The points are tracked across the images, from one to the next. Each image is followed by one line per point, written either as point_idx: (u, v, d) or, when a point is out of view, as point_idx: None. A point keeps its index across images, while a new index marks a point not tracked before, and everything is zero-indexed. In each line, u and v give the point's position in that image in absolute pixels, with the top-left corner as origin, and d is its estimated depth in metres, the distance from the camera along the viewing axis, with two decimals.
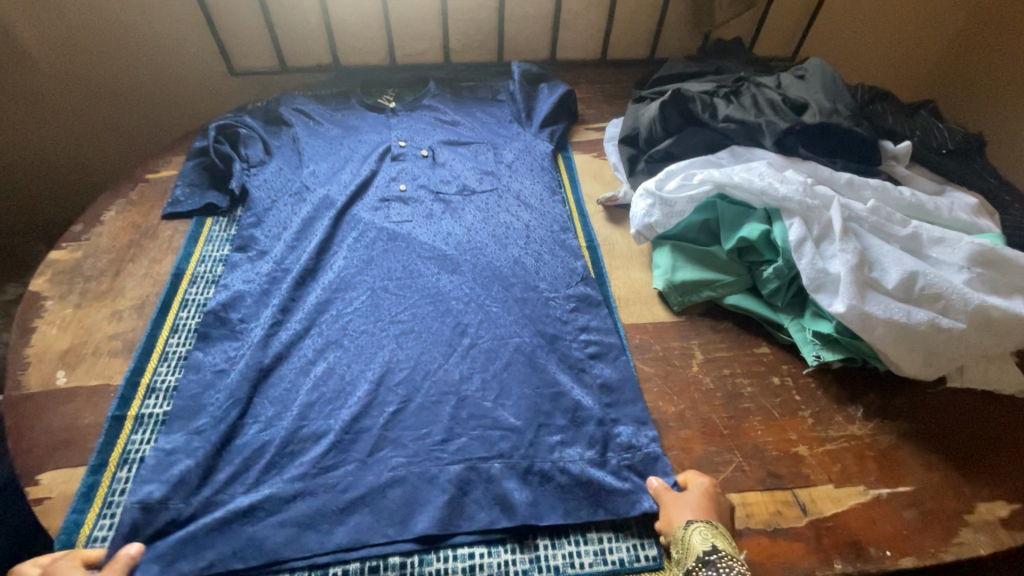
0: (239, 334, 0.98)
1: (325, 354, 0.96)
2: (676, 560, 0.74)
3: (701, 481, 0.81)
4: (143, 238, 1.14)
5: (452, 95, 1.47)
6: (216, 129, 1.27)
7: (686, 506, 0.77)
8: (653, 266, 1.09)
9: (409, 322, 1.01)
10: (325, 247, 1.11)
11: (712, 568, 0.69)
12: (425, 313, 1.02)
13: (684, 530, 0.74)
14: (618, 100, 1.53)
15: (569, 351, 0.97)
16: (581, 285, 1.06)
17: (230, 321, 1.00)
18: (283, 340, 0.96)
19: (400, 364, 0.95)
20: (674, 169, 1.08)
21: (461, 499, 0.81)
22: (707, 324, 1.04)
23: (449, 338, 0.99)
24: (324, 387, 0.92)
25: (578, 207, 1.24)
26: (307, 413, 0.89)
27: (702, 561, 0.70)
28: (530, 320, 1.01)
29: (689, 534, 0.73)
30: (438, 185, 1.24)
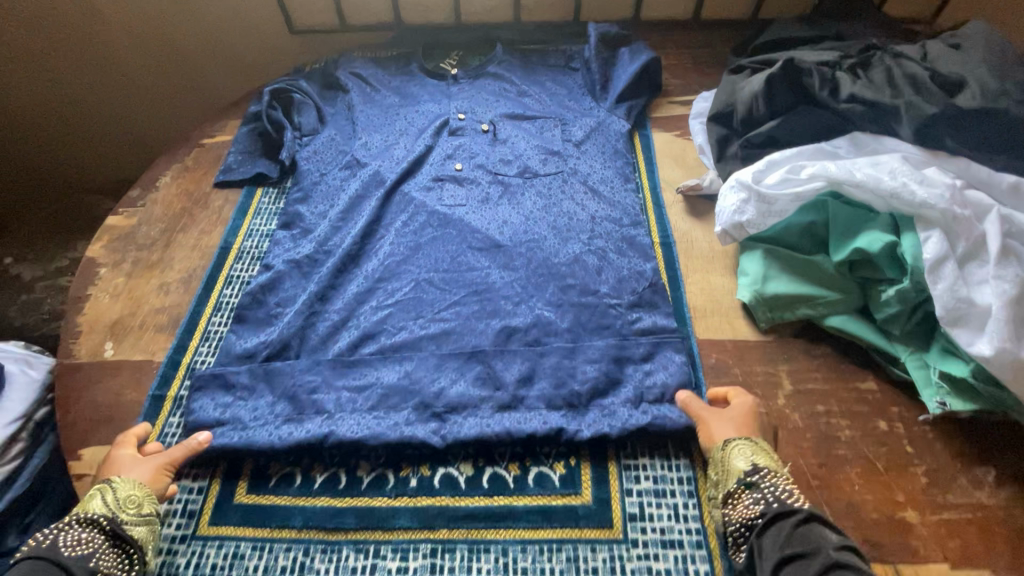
0: (275, 320, 0.93)
1: (361, 348, 0.89)
2: (715, 480, 0.73)
3: (741, 410, 0.76)
4: (194, 207, 1.11)
5: (520, 60, 1.34)
6: (270, 93, 1.21)
7: (732, 422, 0.75)
8: (739, 271, 0.94)
9: (452, 321, 0.92)
10: (370, 230, 1.03)
11: (757, 491, 0.68)
12: (471, 312, 0.93)
13: (721, 451, 0.73)
14: (710, 69, 1.32)
15: (631, 366, 0.84)
16: (648, 291, 0.93)
17: (269, 305, 0.95)
18: (320, 328, 0.91)
19: (440, 365, 0.85)
20: (778, 159, 0.90)
21: (492, 531, 0.73)
22: (800, 348, 0.88)
23: (496, 337, 0.89)
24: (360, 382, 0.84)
25: (654, 196, 1.09)
26: (338, 408, 0.81)
27: (744, 484, 0.69)
28: (588, 326, 0.90)
29: (725, 453, 0.72)
30: (497, 165, 1.14)
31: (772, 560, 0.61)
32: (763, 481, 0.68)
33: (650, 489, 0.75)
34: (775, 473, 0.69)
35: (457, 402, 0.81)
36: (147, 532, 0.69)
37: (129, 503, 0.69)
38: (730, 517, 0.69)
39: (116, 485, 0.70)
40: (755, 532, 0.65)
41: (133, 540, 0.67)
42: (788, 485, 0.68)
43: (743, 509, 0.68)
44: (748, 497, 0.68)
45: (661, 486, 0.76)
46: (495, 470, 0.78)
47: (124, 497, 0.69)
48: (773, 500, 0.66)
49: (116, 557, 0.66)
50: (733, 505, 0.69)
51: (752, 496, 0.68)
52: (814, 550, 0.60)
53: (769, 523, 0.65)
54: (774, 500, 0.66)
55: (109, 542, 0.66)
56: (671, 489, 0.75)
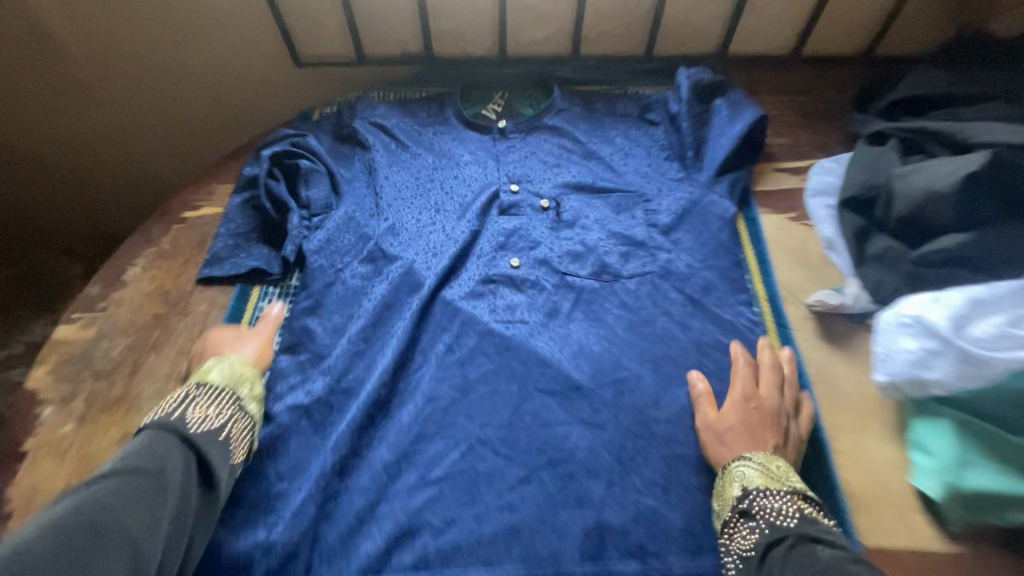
0: (277, 502, 0.69)
1: (399, 553, 0.66)
2: (716, 512, 0.65)
3: (740, 417, 0.69)
4: (172, 314, 0.86)
5: (584, 109, 1.07)
6: (270, 157, 0.95)
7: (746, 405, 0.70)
8: (912, 445, 0.68)
9: (520, 510, 0.68)
10: (401, 360, 0.78)
11: (749, 518, 0.60)
12: (545, 497, 0.68)
13: (720, 479, 0.66)
14: (821, 124, 1.06)
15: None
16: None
17: (270, 477, 0.70)
18: (340, 519, 0.67)
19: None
20: (982, 300, 0.66)
21: None
22: (1011, 569, 0.62)
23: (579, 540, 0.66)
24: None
25: (775, 313, 0.83)
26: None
27: (738, 511, 0.62)
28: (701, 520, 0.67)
29: (722, 480, 0.66)
30: (565, 262, 0.87)
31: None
32: (754, 505, 0.61)
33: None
34: (772, 490, 0.61)
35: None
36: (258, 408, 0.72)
37: (245, 380, 0.73)
38: (727, 549, 0.61)
39: (228, 365, 0.73)
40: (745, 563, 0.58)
41: (251, 416, 0.70)
42: (784, 504, 0.60)
43: (740, 539, 0.60)
44: (743, 526, 0.61)
45: None
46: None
47: (241, 373, 0.73)
48: (767, 527, 0.58)
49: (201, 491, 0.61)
50: (728, 536, 0.62)
51: (747, 525, 0.60)
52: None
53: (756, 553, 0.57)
54: (768, 527, 0.58)
55: (232, 404, 0.69)
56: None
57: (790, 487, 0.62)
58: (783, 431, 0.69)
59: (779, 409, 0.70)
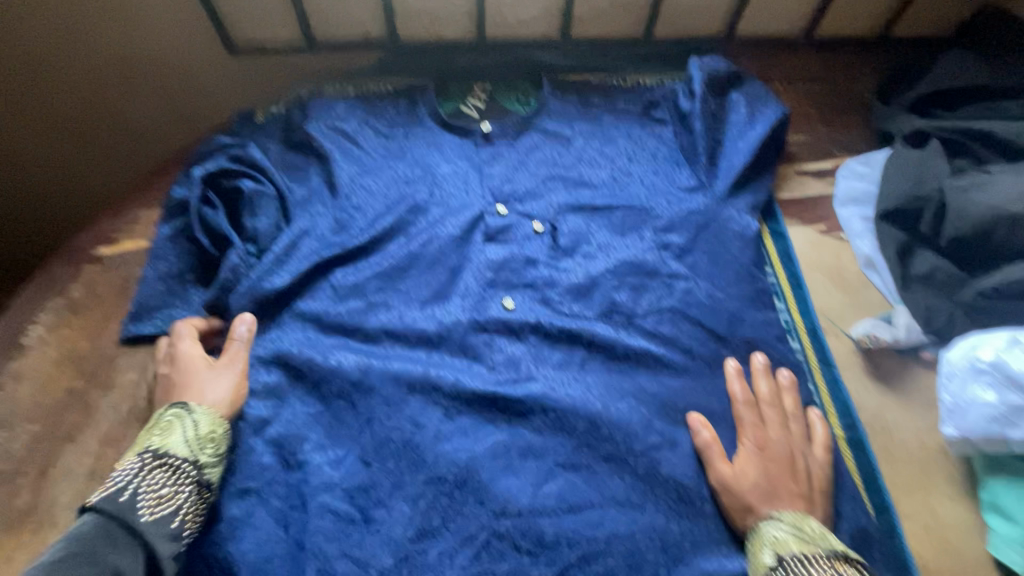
0: None
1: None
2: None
3: (758, 468, 0.62)
4: (90, 389, 0.68)
5: (580, 106, 0.92)
6: (202, 176, 0.76)
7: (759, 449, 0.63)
8: (989, 504, 0.61)
9: None
10: (390, 435, 0.64)
11: None
12: None
13: (749, 547, 0.59)
14: (843, 117, 0.95)
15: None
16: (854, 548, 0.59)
17: None
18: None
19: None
20: None
21: None
22: None
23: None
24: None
25: (818, 349, 0.73)
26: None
27: None
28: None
29: (753, 545, 0.58)
30: (567, 301, 0.75)
31: None
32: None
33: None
34: (811, 559, 0.54)
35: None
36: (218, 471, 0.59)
37: (207, 443, 0.59)
38: None
39: (197, 416, 0.60)
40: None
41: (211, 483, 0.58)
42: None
43: None
44: None
45: None
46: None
47: (204, 435, 0.59)
48: None
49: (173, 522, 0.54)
50: None
51: None
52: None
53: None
54: None
55: (190, 483, 0.56)
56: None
57: (830, 555, 0.54)
58: (804, 476, 0.62)
59: (794, 450, 0.64)
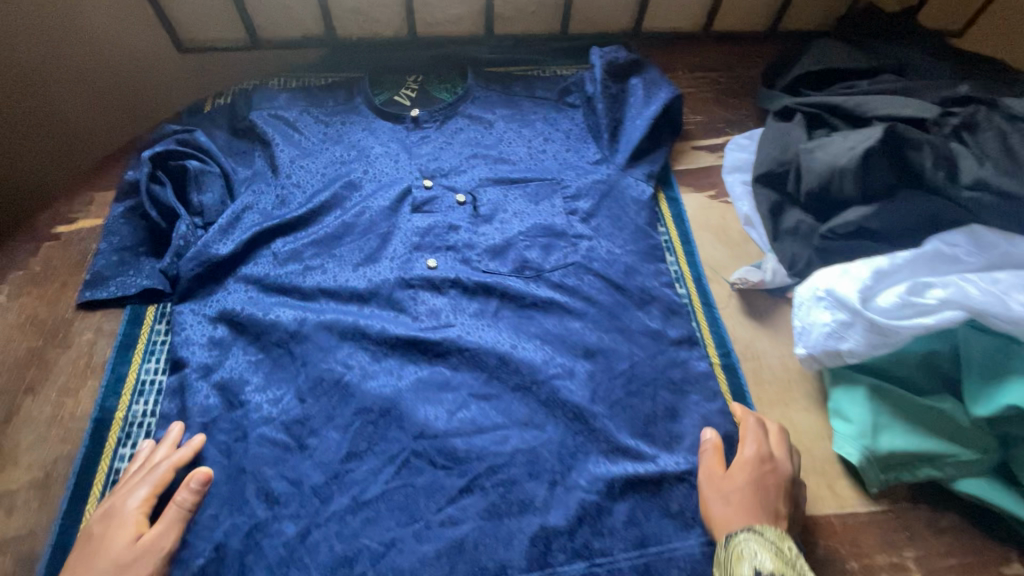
0: (191, 547, 0.62)
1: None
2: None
3: (750, 479, 0.64)
4: (48, 348, 0.75)
5: (502, 94, 1.03)
6: (153, 159, 0.85)
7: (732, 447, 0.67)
8: (833, 411, 0.72)
9: (463, 522, 0.65)
10: (323, 376, 0.72)
11: None
12: (485, 506, 0.66)
13: (725, 550, 0.60)
14: (734, 100, 1.08)
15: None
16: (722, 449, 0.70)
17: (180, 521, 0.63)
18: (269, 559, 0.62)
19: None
20: (888, 270, 0.68)
21: None
22: (922, 519, 0.67)
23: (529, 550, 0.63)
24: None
25: (701, 293, 0.84)
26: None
27: None
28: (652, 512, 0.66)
29: (728, 552, 0.60)
30: (484, 260, 0.85)
31: None
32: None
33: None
34: None
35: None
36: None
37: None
38: None
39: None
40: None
41: None
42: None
43: None
44: None
45: None
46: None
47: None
48: None
49: None
50: None
51: None
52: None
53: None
54: None
55: None
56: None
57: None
58: (794, 501, 0.65)
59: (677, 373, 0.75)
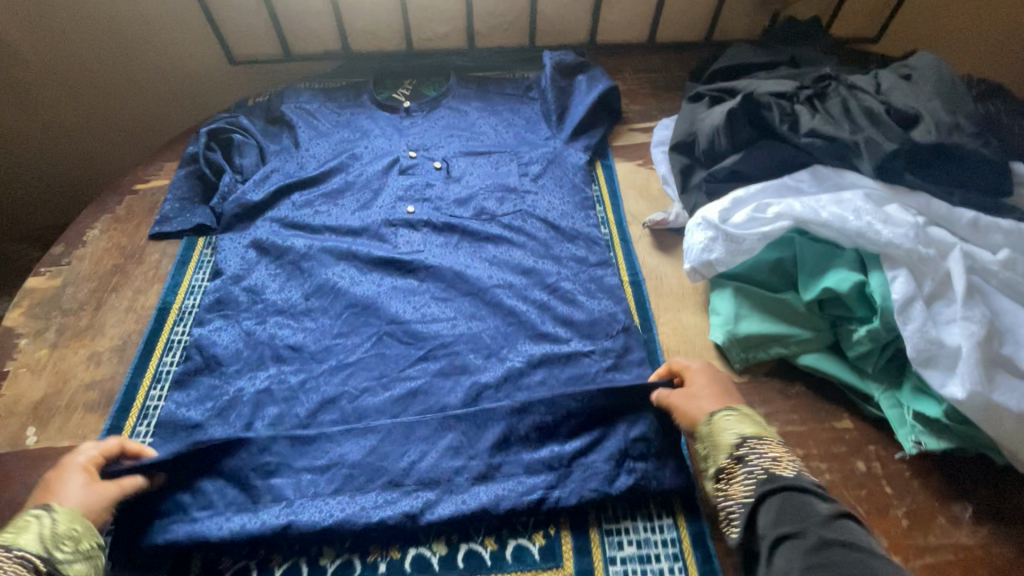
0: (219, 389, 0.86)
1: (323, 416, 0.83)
2: (705, 456, 0.69)
3: (705, 379, 0.76)
4: (127, 263, 1.02)
5: (477, 89, 1.29)
6: (208, 134, 1.14)
7: (701, 397, 0.74)
8: (710, 310, 0.92)
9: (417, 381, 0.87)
10: (323, 282, 0.97)
11: (747, 462, 0.64)
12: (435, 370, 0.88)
13: (706, 427, 0.70)
14: (668, 94, 1.32)
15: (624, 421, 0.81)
16: (623, 336, 0.90)
17: (212, 373, 0.87)
18: (277, 395, 0.85)
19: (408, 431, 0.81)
20: (743, 197, 0.89)
21: None
22: (775, 389, 0.86)
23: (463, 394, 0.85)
24: (326, 455, 0.79)
25: (620, 232, 1.06)
26: (311, 488, 0.77)
27: (737, 456, 0.65)
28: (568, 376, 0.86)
29: (710, 429, 0.69)
30: (451, 207, 1.09)
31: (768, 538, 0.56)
32: (750, 453, 0.64)
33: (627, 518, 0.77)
34: (760, 440, 0.65)
35: (426, 478, 0.77)
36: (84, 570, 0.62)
37: (64, 540, 0.62)
38: (727, 492, 0.64)
39: (58, 516, 0.64)
40: (743, 502, 0.62)
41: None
42: (779, 455, 0.64)
43: (738, 483, 0.63)
44: (741, 470, 0.64)
45: (646, 551, 0.74)
46: (470, 546, 0.74)
47: (62, 534, 0.63)
48: (762, 470, 0.62)
49: None
50: (728, 482, 0.65)
51: (744, 470, 0.63)
52: (802, 530, 0.54)
53: (756, 497, 0.60)
54: (763, 470, 0.62)
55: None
56: (647, 514, 0.77)
57: (776, 438, 0.67)
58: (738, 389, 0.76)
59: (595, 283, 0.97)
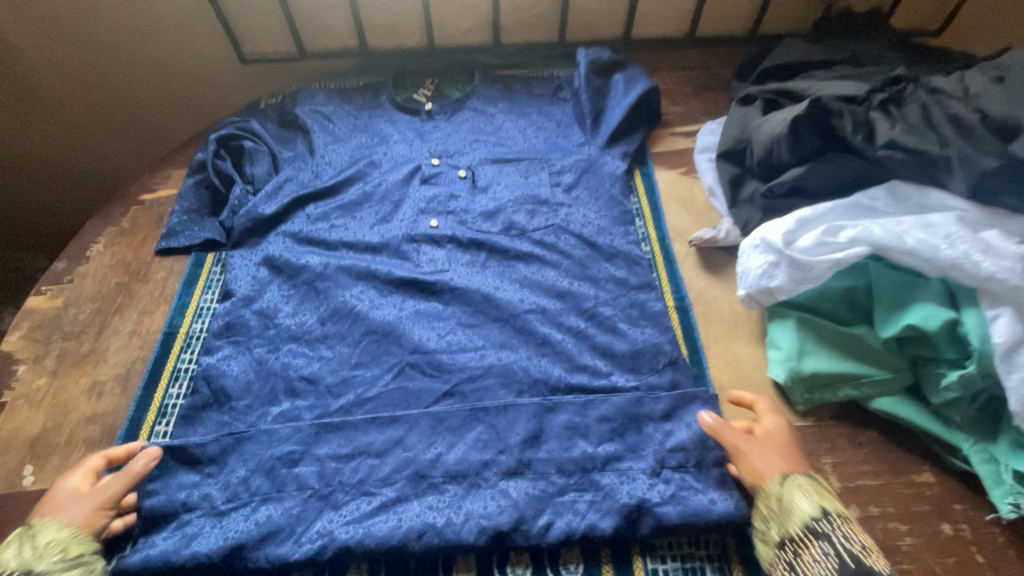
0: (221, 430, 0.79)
1: (338, 464, 0.75)
2: (768, 519, 0.65)
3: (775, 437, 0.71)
4: (132, 282, 0.96)
5: (503, 90, 1.19)
6: (217, 140, 1.06)
7: (764, 451, 0.70)
8: (768, 342, 0.82)
9: None
10: (340, 305, 0.89)
11: (823, 541, 0.60)
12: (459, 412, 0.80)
13: (780, 487, 0.65)
14: (711, 94, 1.21)
15: (665, 472, 0.73)
16: (669, 371, 0.81)
17: (211, 414, 0.81)
18: (292, 435, 0.76)
19: (433, 486, 0.73)
20: (809, 218, 0.79)
21: None
22: (842, 434, 0.76)
23: (493, 444, 0.75)
24: (345, 512, 0.71)
25: (663, 250, 0.97)
26: (326, 550, 0.69)
27: (810, 530, 0.62)
28: (619, 418, 0.76)
29: (784, 491, 0.65)
30: (478, 221, 1.00)
31: None
32: (831, 530, 0.61)
33: (677, 569, 0.70)
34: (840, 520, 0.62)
35: (453, 538, 0.69)
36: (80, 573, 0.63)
37: (53, 549, 0.63)
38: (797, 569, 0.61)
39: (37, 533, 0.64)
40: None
41: None
42: (862, 536, 0.61)
43: (811, 562, 0.60)
44: (815, 547, 0.61)
45: None
46: None
47: (48, 542, 0.63)
48: (842, 553, 0.59)
49: None
50: (798, 556, 0.61)
51: (819, 547, 0.60)
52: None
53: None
54: (843, 553, 0.59)
55: None
56: (698, 565, 0.70)
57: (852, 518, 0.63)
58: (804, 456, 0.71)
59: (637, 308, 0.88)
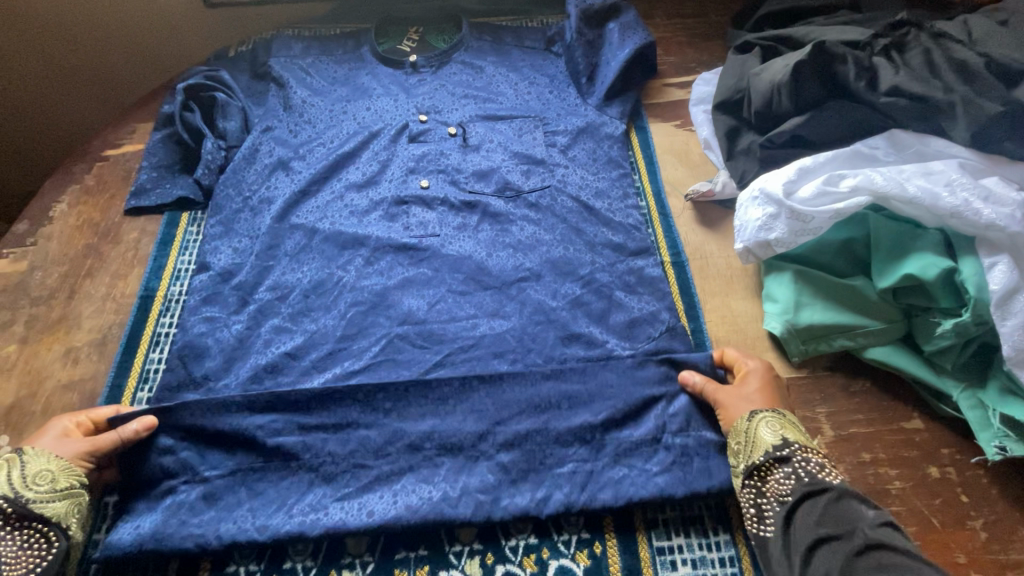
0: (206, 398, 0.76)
1: (324, 435, 0.72)
2: (734, 450, 0.68)
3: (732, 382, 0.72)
4: (102, 243, 0.90)
5: (493, 40, 1.12)
6: (185, 91, 0.99)
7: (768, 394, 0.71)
8: (764, 296, 0.82)
9: None
10: (324, 278, 0.86)
11: (788, 465, 0.64)
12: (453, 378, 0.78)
13: (747, 423, 0.68)
14: (706, 43, 1.16)
15: (665, 437, 0.72)
16: (667, 339, 0.80)
17: (193, 381, 0.77)
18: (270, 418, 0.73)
19: (426, 475, 0.71)
20: (810, 167, 0.77)
21: None
22: (837, 385, 0.77)
23: (482, 412, 0.74)
24: (335, 490, 0.70)
25: (659, 205, 0.95)
26: (312, 524, 0.67)
27: (775, 458, 0.65)
28: None
29: (752, 425, 0.68)
30: (471, 181, 0.95)
31: (805, 539, 0.58)
32: (794, 456, 0.65)
33: (676, 524, 0.70)
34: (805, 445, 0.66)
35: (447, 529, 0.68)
36: (62, 507, 0.64)
37: (37, 479, 0.63)
38: (761, 491, 0.65)
39: (26, 458, 0.65)
40: (782, 503, 0.63)
41: (44, 518, 0.62)
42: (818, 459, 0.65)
43: (775, 484, 0.64)
44: (779, 472, 0.65)
45: (700, 571, 0.67)
46: (506, 570, 0.67)
47: (36, 473, 0.64)
48: (805, 475, 0.63)
49: (24, 539, 0.61)
50: (762, 481, 0.65)
51: (784, 471, 0.64)
52: (848, 531, 0.57)
53: (797, 498, 0.62)
54: (807, 475, 0.63)
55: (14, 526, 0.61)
56: (697, 516, 0.70)
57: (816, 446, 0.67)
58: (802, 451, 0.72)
59: (634, 271, 0.86)
